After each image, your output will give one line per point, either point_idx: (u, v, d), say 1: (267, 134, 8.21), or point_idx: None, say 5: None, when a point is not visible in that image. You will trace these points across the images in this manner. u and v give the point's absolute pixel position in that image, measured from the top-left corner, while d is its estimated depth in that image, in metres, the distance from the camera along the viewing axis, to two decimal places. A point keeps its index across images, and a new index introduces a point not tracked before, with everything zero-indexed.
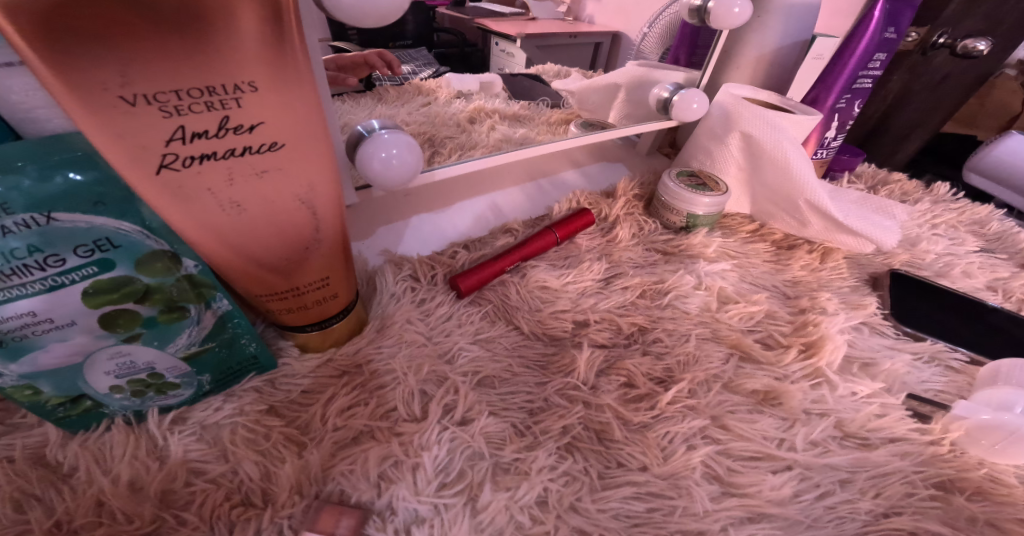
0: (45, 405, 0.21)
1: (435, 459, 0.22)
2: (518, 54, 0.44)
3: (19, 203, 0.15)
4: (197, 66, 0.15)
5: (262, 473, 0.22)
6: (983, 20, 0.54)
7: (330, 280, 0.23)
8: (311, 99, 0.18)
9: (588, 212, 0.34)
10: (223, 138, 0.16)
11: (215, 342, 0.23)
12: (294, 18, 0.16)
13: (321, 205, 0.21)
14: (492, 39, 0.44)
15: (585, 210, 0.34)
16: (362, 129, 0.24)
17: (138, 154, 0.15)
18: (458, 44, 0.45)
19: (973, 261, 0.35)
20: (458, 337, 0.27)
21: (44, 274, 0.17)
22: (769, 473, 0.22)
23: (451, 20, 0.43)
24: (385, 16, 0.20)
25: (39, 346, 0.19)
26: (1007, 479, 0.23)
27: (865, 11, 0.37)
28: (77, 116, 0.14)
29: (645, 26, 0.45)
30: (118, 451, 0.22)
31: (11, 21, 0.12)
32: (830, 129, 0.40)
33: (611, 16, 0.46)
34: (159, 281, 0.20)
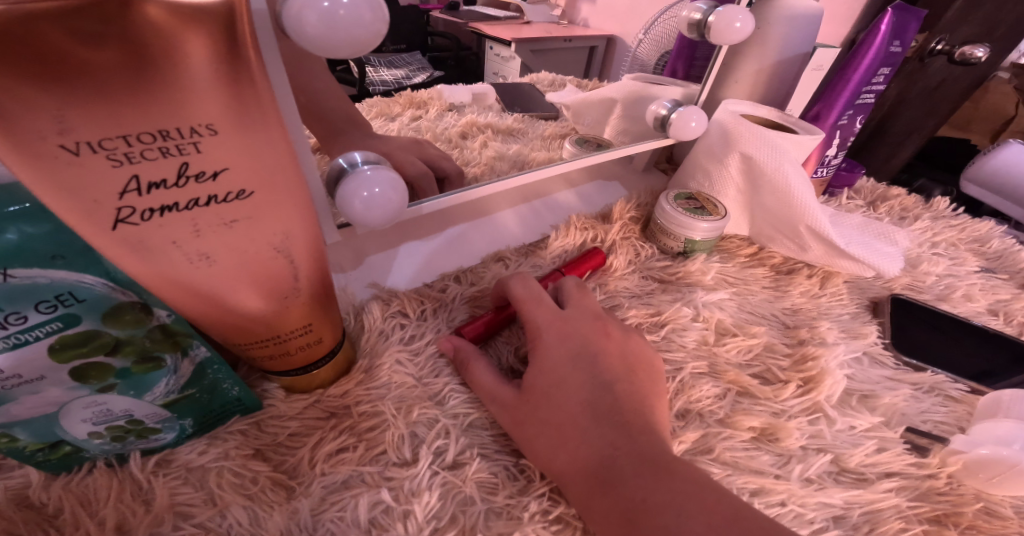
0: (22, 451, 0.20)
1: (426, 505, 0.21)
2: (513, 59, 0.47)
3: None
4: (148, 111, 0.14)
5: (251, 519, 0.21)
6: (980, 26, 0.54)
7: (314, 326, 0.23)
8: (279, 141, 0.18)
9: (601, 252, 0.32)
10: (184, 187, 0.16)
11: (196, 388, 0.22)
12: (254, 52, 0.15)
13: (298, 253, 0.20)
14: (486, 43, 0.44)
15: (598, 250, 0.32)
16: (344, 163, 0.23)
17: (90, 207, 0.14)
18: (451, 48, 0.40)
19: (973, 283, 0.34)
20: (448, 378, 0.27)
21: (6, 332, 0.16)
22: None
23: (445, 24, 0.38)
24: (360, 46, 0.19)
25: (10, 399, 0.18)
26: (1002, 511, 0.23)
27: (871, 24, 0.36)
28: (13, 166, 0.13)
29: (640, 33, 0.44)
30: (101, 496, 0.21)
31: None
32: (830, 147, 0.39)
33: (604, 20, 0.47)
34: (129, 333, 0.19)
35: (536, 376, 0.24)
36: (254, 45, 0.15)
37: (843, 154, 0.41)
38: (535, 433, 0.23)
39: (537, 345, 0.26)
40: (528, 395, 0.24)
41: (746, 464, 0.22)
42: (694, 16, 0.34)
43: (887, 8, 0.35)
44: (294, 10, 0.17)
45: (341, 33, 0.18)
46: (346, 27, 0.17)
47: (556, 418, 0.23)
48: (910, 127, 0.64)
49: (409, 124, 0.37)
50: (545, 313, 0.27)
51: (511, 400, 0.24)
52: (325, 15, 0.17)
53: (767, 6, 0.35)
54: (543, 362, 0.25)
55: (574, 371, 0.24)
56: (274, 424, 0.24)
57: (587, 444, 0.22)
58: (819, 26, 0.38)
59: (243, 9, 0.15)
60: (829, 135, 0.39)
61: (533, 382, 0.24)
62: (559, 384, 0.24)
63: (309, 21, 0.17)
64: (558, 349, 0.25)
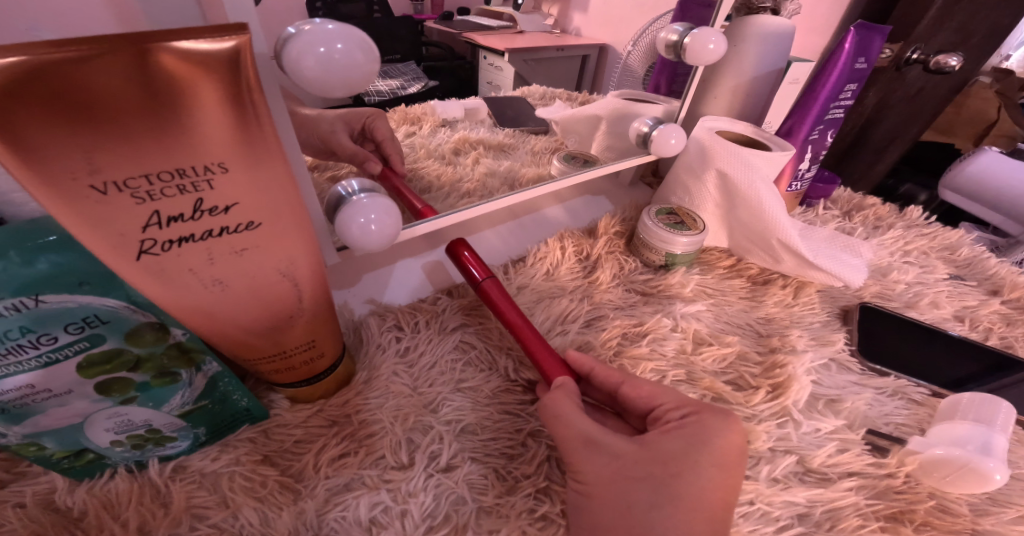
0: (49, 458, 0.22)
1: (421, 505, 0.23)
2: (506, 67, 0.44)
3: (7, 288, 0.17)
4: (166, 152, 0.16)
5: (261, 519, 0.23)
6: (955, 34, 0.56)
7: (316, 342, 0.25)
8: (283, 175, 0.20)
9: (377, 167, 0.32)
10: (199, 220, 0.18)
11: (209, 399, 0.25)
12: (259, 97, 0.17)
13: (301, 275, 0.22)
14: (481, 53, 0.42)
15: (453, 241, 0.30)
16: (341, 190, 0.25)
17: (117, 240, 0.17)
18: (446, 58, 0.41)
19: (941, 290, 0.36)
20: (441, 386, 0.28)
21: (38, 351, 0.19)
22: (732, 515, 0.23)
23: (439, 34, 0.39)
24: (354, 86, 0.21)
25: (40, 411, 0.20)
26: (956, 508, 0.24)
27: (835, 43, 0.37)
28: (50, 205, 0.15)
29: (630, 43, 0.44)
30: (123, 499, 0.23)
31: None
32: (802, 162, 0.41)
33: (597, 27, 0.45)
34: (149, 351, 0.22)
35: (682, 453, 0.22)
36: (259, 89, 0.17)
37: (816, 168, 0.42)
38: (640, 493, 0.21)
39: (698, 427, 0.22)
40: (653, 456, 0.22)
41: None
42: (671, 38, 0.36)
43: (849, 28, 0.37)
44: (293, 58, 0.19)
45: (337, 74, 0.19)
46: (341, 69, 0.19)
47: (680, 499, 0.21)
48: (892, 133, 0.66)
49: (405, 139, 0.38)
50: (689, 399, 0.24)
51: (628, 455, 0.22)
52: (321, 60, 0.19)
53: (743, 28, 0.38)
54: (699, 442, 0.22)
55: (715, 471, 0.21)
56: (279, 432, 0.26)
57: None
58: (790, 44, 0.39)
59: (249, 57, 0.17)
60: (800, 150, 0.41)
61: (665, 448, 0.22)
62: (695, 468, 0.21)
63: (307, 65, 0.19)
64: (709, 437, 0.22)
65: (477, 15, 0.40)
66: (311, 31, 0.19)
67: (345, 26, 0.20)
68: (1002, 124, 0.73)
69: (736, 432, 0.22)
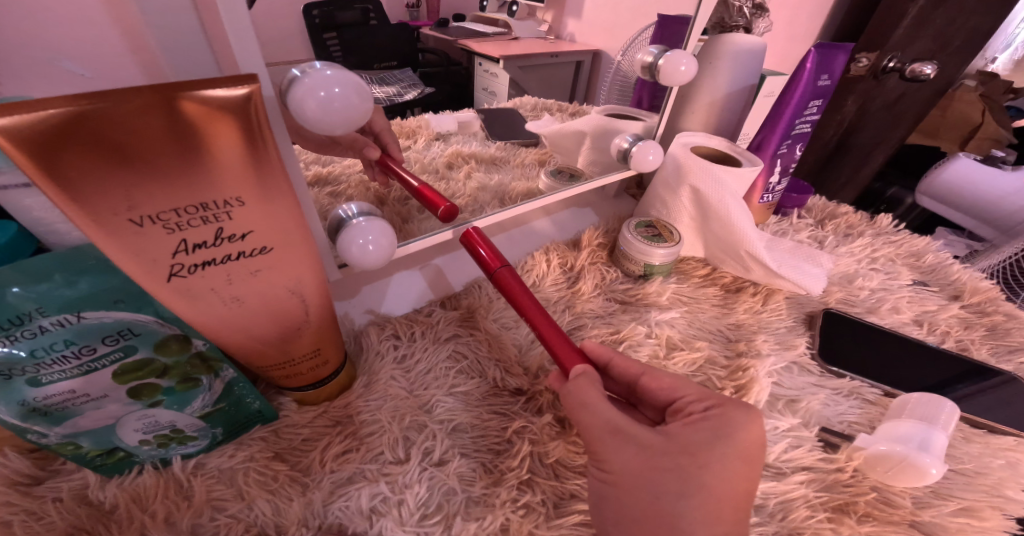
0: (85, 456, 0.25)
1: (416, 495, 0.26)
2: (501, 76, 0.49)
3: (53, 305, 0.21)
4: (191, 188, 0.20)
5: (273, 509, 0.26)
6: (933, 41, 0.59)
7: (321, 350, 0.28)
8: (291, 205, 0.23)
9: (377, 152, 0.35)
10: (219, 245, 0.21)
11: (225, 402, 0.27)
12: (268, 139, 0.21)
13: (308, 292, 0.26)
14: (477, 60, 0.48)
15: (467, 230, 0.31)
16: (342, 213, 0.28)
17: (151, 265, 0.20)
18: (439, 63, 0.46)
19: (902, 296, 0.39)
20: (435, 390, 0.31)
21: (80, 361, 0.22)
22: None
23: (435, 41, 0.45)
24: (351, 123, 0.23)
25: (78, 413, 0.24)
26: (896, 500, 0.27)
27: (797, 64, 0.39)
28: (98, 237, 0.18)
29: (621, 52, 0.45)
30: (150, 493, 0.26)
31: (39, 170, 0.16)
32: (773, 175, 0.43)
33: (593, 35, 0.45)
34: (174, 359, 0.24)
35: (709, 444, 0.23)
36: (268, 132, 0.21)
37: (787, 180, 0.44)
38: (667, 485, 0.22)
39: (723, 420, 0.24)
40: (677, 448, 0.23)
41: None
42: (647, 59, 0.39)
43: (809, 49, 0.38)
44: (297, 97, 0.22)
45: (336, 115, 0.22)
46: (341, 111, 0.22)
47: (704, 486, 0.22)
48: (875, 137, 0.69)
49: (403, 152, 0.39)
50: (713, 393, 0.26)
51: (656, 448, 0.23)
52: (321, 102, 0.22)
53: (717, 46, 0.40)
54: (724, 435, 0.23)
55: (737, 461, 0.23)
56: (289, 432, 0.29)
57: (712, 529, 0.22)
58: (762, 61, 0.41)
59: (258, 105, 0.20)
60: (769, 163, 0.43)
61: (689, 440, 0.23)
62: (719, 458, 0.23)
63: (309, 105, 0.22)
64: (734, 431, 0.23)
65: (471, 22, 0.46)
66: (312, 78, 0.22)
67: (340, 71, 0.23)
68: (986, 128, 0.75)
69: (760, 426, 0.23)
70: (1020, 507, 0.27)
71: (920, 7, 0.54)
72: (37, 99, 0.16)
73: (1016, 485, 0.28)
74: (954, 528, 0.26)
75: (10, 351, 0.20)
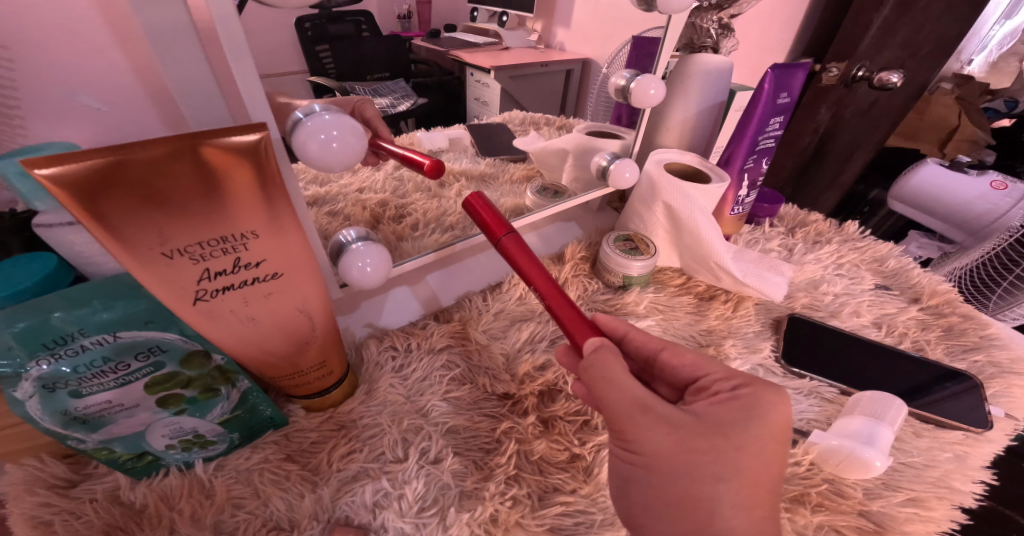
0: (117, 459, 0.29)
1: (415, 490, 0.29)
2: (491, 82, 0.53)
3: (93, 327, 0.24)
4: (212, 224, 0.23)
5: (287, 505, 0.29)
6: (900, 50, 0.62)
7: (327, 362, 0.31)
8: (298, 235, 0.26)
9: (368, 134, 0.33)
10: (237, 272, 0.24)
11: (242, 409, 0.30)
12: (277, 178, 0.24)
13: (314, 311, 0.29)
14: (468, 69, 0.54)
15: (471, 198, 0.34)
16: (342, 238, 0.31)
17: (180, 292, 0.23)
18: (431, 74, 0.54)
19: (864, 300, 0.42)
20: (430, 395, 0.34)
21: (116, 375, 0.25)
22: None
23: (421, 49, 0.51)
24: (348, 163, 0.26)
25: (113, 421, 0.27)
26: (847, 490, 0.29)
27: (757, 84, 0.42)
28: (135, 269, 0.22)
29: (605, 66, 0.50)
30: (176, 493, 0.29)
31: (87, 213, 0.20)
32: (741, 188, 0.46)
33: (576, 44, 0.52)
34: (197, 372, 0.27)
35: (741, 423, 0.24)
36: (277, 171, 0.24)
37: (755, 193, 0.48)
38: (704, 466, 0.23)
39: (753, 400, 0.25)
40: (710, 428, 0.24)
41: None
42: (619, 82, 0.42)
43: (766, 71, 0.41)
44: (300, 142, 0.25)
45: (335, 157, 0.25)
46: (339, 153, 0.25)
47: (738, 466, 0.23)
48: (852, 142, 0.73)
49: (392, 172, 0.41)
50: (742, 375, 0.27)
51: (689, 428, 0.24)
52: (321, 144, 0.24)
53: (688, 65, 0.44)
54: (754, 414, 0.24)
55: (770, 440, 0.24)
56: (298, 435, 0.32)
57: (752, 514, 0.22)
58: (728, 78, 0.44)
59: (268, 150, 0.23)
60: (737, 177, 0.46)
61: (721, 418, 0.24)
62: (753, 438, 0.24)
63: (311, 147, 0.25)
64: (767, 413, 0.24)
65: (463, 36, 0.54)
66: (313, 123, 0.24)
67: (338, 115, 0.26)
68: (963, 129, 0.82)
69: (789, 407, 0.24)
70: (963, 497, 0.30)
71: (883, 19, 0.58)
72: (81, 151, 0.19)
73: (962, 476, 0.31)
74: (903, 518, 0.29)
75: (55, 368, 0.24)
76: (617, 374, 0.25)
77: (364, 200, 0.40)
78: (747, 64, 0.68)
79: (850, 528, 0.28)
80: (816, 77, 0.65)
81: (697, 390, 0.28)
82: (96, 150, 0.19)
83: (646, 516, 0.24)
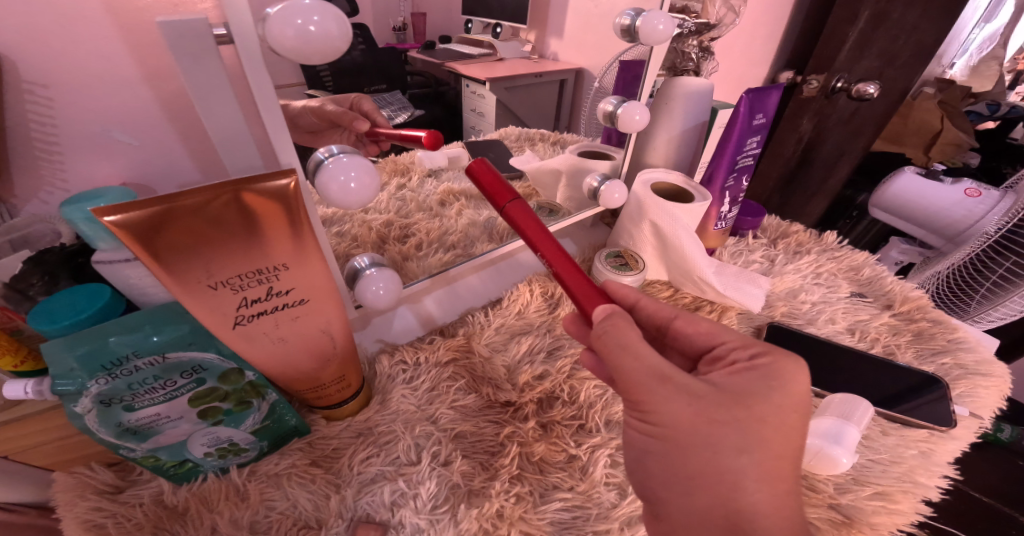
0: (162, 466, 0.32)
1: (428, 490, 0.32)
2: (487, 94, 0.50)
3: (145, 350, 0.27)
4: (250, 258, 0.26)
5: (314, 506, 0.32)
6: (876, 60, 0.67)
7: (345, 375, 0.35)
8: (321, 264, 0.29)
9: (365, 125, 0.37)
10: (270, 299, 0.28)
11: (271, 419, 0.34)
12: (304, 215, 0.27)
13: (335, 330, 0.32)
14: (464, 81, 0.49)
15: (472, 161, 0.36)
16: (356, 265, 0.35)
17: (221, 318, 0.27)
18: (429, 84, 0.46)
19: (839, 307, 0.45)
20: (438, 404, 0.38)
21: (164, 390, 0.29)
22: None
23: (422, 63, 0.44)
24: (362, 201, 0.29)
25: (160, 431, 0.30)
26: (819, 485, 0.33)
27: (734, 106, 0.45)
28: (185, 299, 0.25)
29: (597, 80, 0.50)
30: (215, 496, 0.33)
31: (147, 253, 0.23)
32: (724, 204, 0.49)
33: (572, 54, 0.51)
34: (232, 387, 0.31)
35: (761, 393, 0.26)
36: (304, 209, 0.27)
37: (736, 209, 0.51)
38: (734, 444, 0.25)
39: (774, 369, 0.27)
40: (737, 399, 0.26)
41: None
42: (607, 108, 0.45)
43: (742, 95, 0.44)
44: (322, 182, 0.28)
45: (351, 198, 0.28)
46: (355, 194, 0.28)
47: (757, 437, 0.25)
48: (835, 150, 0.77)
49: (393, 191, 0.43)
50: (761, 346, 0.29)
51: (714, 401, 0.26)
52: (342, 185, 0.27)
53: (671, 87, 0.47)
54: (776, 380, 0.27)
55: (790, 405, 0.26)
56: (321, 442, 0.36)
57: (743, 501, 0.25)
58: (711, 97, 0.48)
59: (296, 192, 0.26)
60: (719, 195, 0.49)
61: (746, 387, 0.27)
62: (776, 404, 0.26)
63: (331, 187, 0.28)
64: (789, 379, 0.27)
65: (460, 43, 0.47)
66: (333, 165, 0.28)
67: (353, 156, 0.29)
68: (947, 133, 0.89)
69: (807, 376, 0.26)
70: (926, 490, 0.33)
71: (857, 33, 0.62)
72: (142, 201, 0.22)
73: (926, 472, 0.34)
74: (871, 510, 0.32)
75: (113, 385, 0.27)
76: (635, 341, 0.28)
77: (370, 221, 0.41)
78: (730, 79, 0.72)
79: (822, 520, 0.31)
80: (797, 90, 0.69)
81: (717, 360, 0.31)
82: (156, 199, 0.23)
83: (669, 495, 0.27)
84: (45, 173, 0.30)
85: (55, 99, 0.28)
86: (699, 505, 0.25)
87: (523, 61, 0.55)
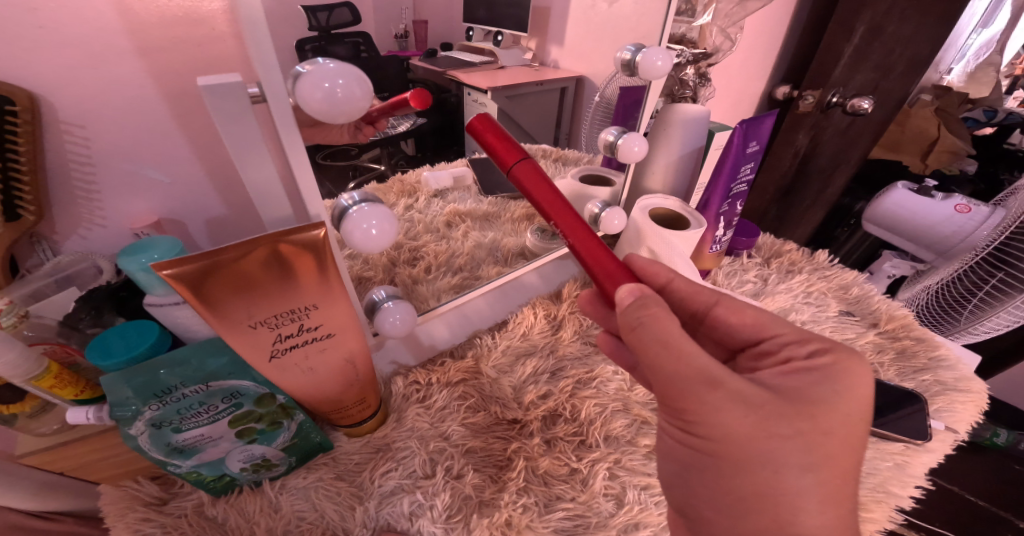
0: (203, 480, 0.35)
1: (442, 502, 0.36)
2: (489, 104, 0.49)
3: (191, 380, 0.30)
4: (285, 300, 0.29)
5: (340, 516, 0.36)
6: (871, 73, 0.68)
7: (365, 395, 0.38)
8: (345, 300, 0.32)
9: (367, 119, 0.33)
10: (301, 334, 0.31)
11: (299, 437, 0.37)
12: (331, 259, 0.30)
13: (358, 357, 0.35)
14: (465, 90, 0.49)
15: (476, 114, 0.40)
16: (374, 298, 0.38)
17: (259, 352, 0.30)
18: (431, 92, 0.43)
19: (827, 326, 0.47)
20: (450, 422, 0.41)
21: (207, 414, 0.32)
22: (641, 492, 0.37)
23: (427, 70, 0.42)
24: (381, 244, 0.32)
25: (203, 449, 0.33)
26: None
27: (729, 136, 0.48)
28: (228, 337, 0.28)
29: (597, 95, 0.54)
30: (250, 507, 0.36)
31: (197, 299, 0.26)
32: (718, 228, 0.52)
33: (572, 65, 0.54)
34: (266, 409, 0.34)
35: (826, 398, 0.29)
36: (331, 254, 0.30)
37: (730, 232, 0.53)
38: (795, 458, 0.27)
39: (837, 369, 0.30)
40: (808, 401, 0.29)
41: (640, 469, 0.39)
42: (608, 139, 0.48)
43: (736, 126, 0.47)
44: (347, 230, 0.31)
45: (373, 244, 0.31)
46: (377, 240, 0.31)
47: (811, 449, 0.28)
48: (831, 161, 0.79)
49: (404, 216, 0.45)
50: (826, 344, 0.31)
51: (776, 408, 0.28)
52: (366, 233, 0.30)
53: (670, 114, 0.49)
54: (838, 380, 0.29)
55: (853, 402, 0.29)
56: (344, 457, 0.39)
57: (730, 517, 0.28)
58: (708, 121, 0.49)
59: (325, 240, 0.29)
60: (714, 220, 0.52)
61: (814, 391, 0.29)
62: (841, 404, 0.29)
63: (355, 235, 0.30)
64: (854, 378, 0.29)
65: (461, 54, 0.52)
66: (356, 215, 0.30)
67: (374, 206, 0.31)
68: (943, 140, 0.90)
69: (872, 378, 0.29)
70: (899, 499, 0.36)
71: (853, 47, 0.63)
72: (194, 256, 0.25)
73: (899, 482, 0.37)
74: None
75: (164, 411, 0.30)
76: (675, 335, 0.29)
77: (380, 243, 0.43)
78: (728, 94, 0.74)
79: None
80: (794, 104, 0.71)
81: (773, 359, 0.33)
82: (203, 254, 0.25)
83: (710, 500, 0.30)
84: (85, 213, 0.33)
85: (90, 138, 0.30)
86: (753, 528, 0.28)
87: (524, 72, 0.58)
